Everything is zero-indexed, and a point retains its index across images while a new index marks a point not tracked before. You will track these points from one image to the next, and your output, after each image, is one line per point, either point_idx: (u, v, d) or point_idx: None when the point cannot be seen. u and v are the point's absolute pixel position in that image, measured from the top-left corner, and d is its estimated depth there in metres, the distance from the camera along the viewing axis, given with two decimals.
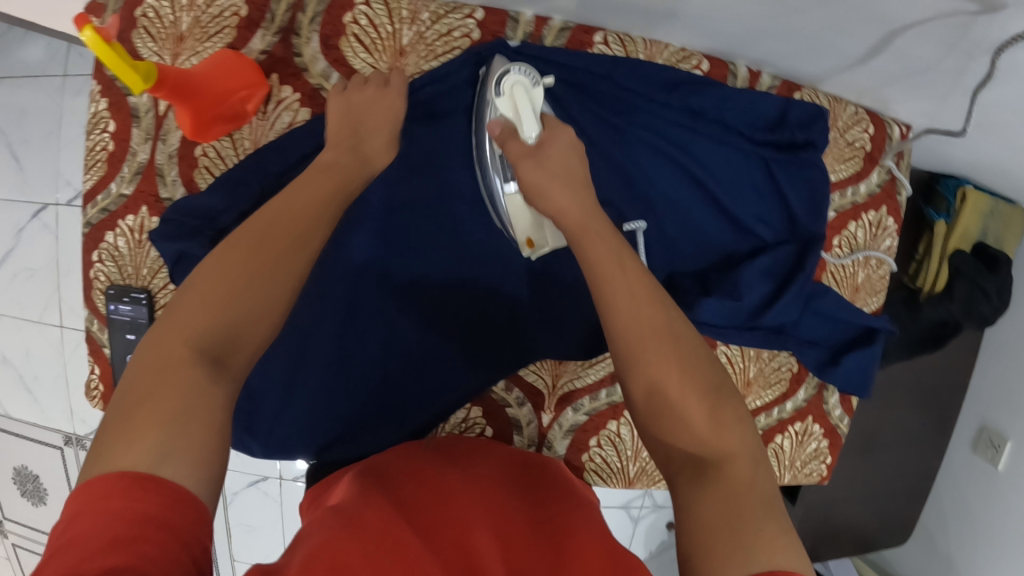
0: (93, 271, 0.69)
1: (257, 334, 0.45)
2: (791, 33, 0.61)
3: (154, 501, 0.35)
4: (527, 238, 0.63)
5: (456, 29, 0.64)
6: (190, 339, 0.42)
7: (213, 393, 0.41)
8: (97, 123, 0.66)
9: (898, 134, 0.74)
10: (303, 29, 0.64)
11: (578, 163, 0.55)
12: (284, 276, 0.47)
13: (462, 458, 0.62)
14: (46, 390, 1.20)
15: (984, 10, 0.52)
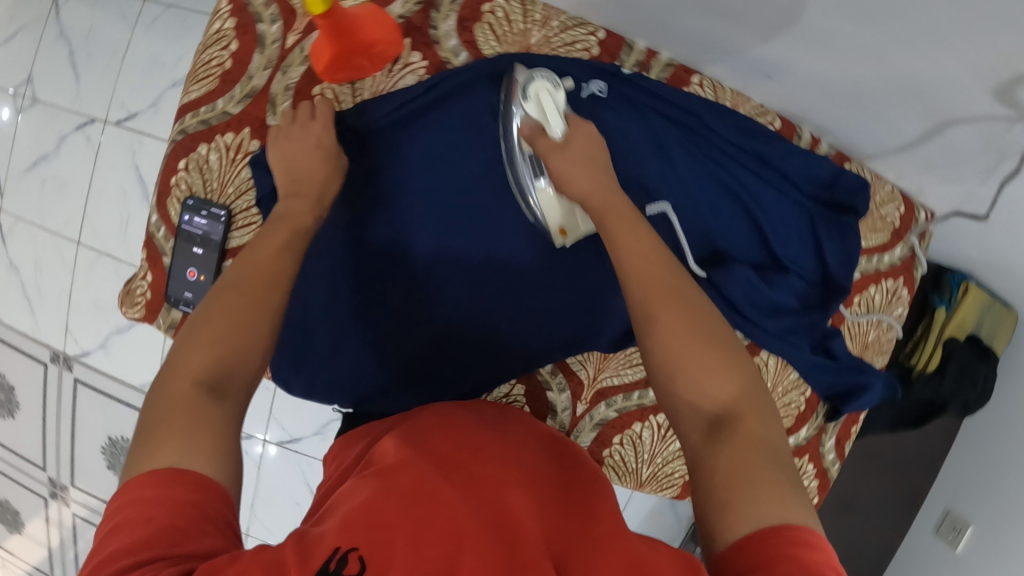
0: (176, 178, 0.70)
1: (250, 360, 0.52)
2: (855, 108, 0.68)
3: (181, 486, 0.43)
4: (561, 228, 0.66)
5: (580, 41, 0.69)
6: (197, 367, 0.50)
7: (215, 409, 0.48)
8: (219, 40, 0.70)
9: (923, 218, 0.80)
10: (443, 7, 0.70)
11: (599, 153, 0.60)
12: (268, 302, 0.54)
13: (488, 417, 0.62)
14: (46, 303, 1.21)
15: (1018, 117, 0.61)
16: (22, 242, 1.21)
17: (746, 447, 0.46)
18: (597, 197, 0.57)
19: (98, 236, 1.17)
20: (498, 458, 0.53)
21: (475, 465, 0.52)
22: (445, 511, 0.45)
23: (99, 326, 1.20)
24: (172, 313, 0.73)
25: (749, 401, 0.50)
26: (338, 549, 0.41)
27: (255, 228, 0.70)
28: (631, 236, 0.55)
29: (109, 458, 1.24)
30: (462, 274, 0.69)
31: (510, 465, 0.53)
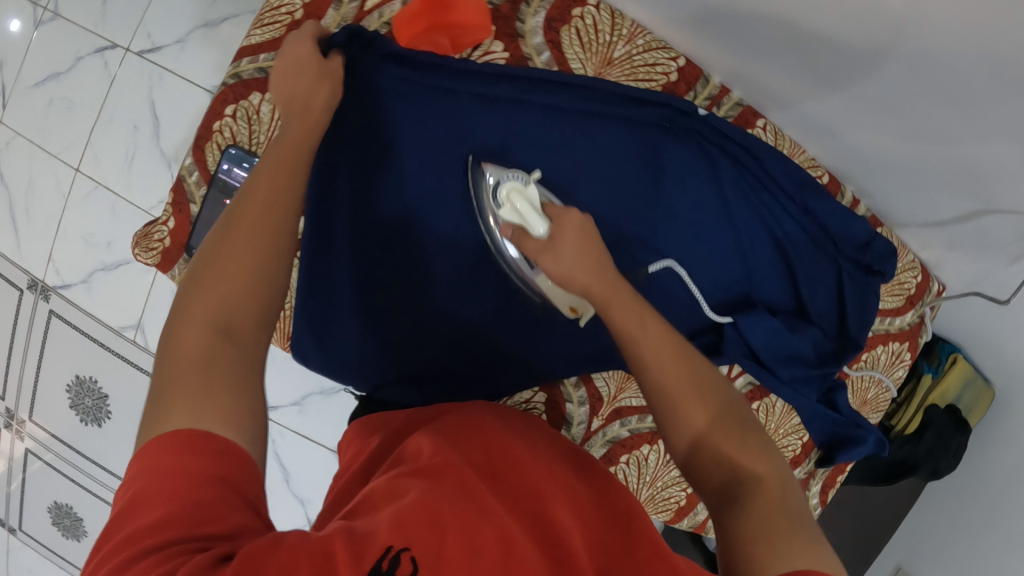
0: (220, 122, 0.67)
1: (252, 318, 0.51)
2: (902, 176, 0.71)
3: (209, 455, 0.43)
4: (572, 307, 0.66)
5: (659, 64, 0.69)
6: (204, 319, 0.49)
7: (224, 364, 0.47)
8: None
9: (935, 289, 0.83)
10: (533, 3, 0.68)
11: (591, 245, 0.59)
12: (274, 246, 0.54)
13: (520, 424, 0.63)
14: (34, 227, 1.15)
15: None
16: (16, 159, 1.15)
17: (762, 502, 0.47)
18: (599, 291, 0.56)
19: (100, 167, 1.12)
20: (536, 469, 0.54)
21: (515, 474, 0.52)
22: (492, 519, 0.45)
23: (86, 260, 1.15)
24: (189, 265, 0.69)
25: (755, 441, 0.52)
26: (391, 549, 0.40)
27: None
28: (628, 312, 0.55)
29: (73, 397, 1.21)
30: (499, 277, 0.70)
31: (546, 479, 0.54)
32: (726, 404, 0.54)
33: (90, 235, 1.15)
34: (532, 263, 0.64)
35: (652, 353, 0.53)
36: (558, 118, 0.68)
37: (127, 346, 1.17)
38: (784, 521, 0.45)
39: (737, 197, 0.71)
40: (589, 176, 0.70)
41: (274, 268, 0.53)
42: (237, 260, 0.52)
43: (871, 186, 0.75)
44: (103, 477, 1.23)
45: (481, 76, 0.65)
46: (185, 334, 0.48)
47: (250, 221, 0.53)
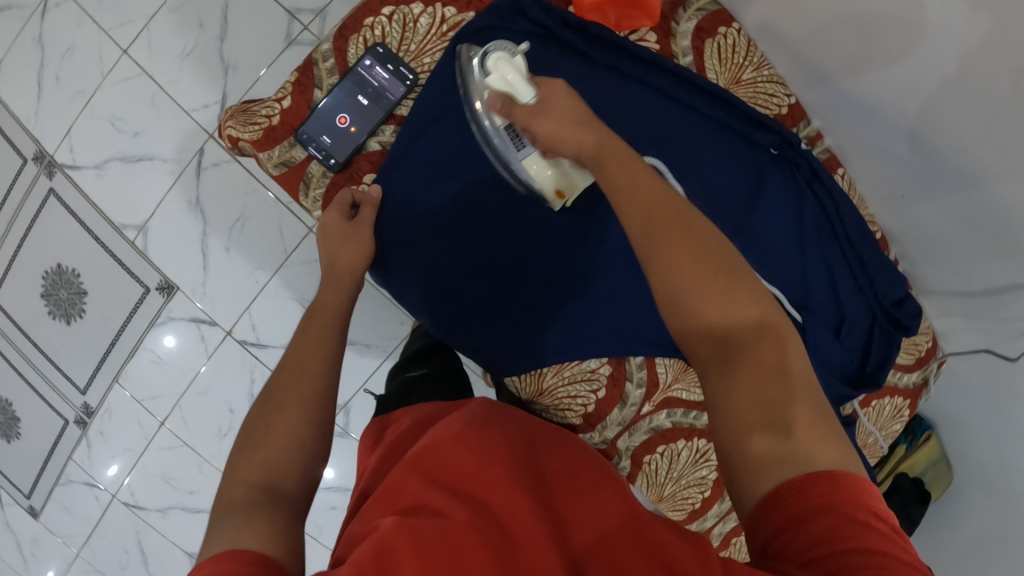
0: (373, 20, 0.69)
1: (294, 475, 0.53)
2: (947, 242, 0.77)
3: (238, 561, 0.42)
4: (557, 191, 0.66)
5: (777, 97, 0.76)
6: (249, 478, 0.52)
7: (270, 503, 0.50)
8: None
9: (937, 362, 0.88)
10: (689, 10, 0.75)
11: (580, 106, 0.57)
12: (296, 407, 0.56)
13: (505, 409, 0.63)
14: (59, 96, 1.08)
15: None
16: (59, 20, 1.07)
17: (752, 369, 0.48)
18: (593, 146, 0.55)
19: (151, 55, 1.06)
20: (504, 460, 0.53)
21: (487, 476, 0.52)
22: (459, 541, 0.46)
23: (105, 145, 1.08)
24: (294, 151, 0.70)
25: (744, 289, 0.51)
26: None
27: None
28: (621, 167, 0.54)
29: (48, 286, 1.12)
30: (574, 243, 0.70)
31: (522, 468, 0.53)
32: (716, 249, 0.51)
33: (118, 119, 1.08)
34: (520, 140, 0.63)
35: (632, 206, 0.52)
36: (679, 115, 0.72)
37: (123, 246, 1.10)
38: (778, 392, 0.47)
39: (815, 224, 0.76)
40: (687, 171, 0.73)
41: (307, 421, 0.56)
42: (278, 436, 0.54)
43: (913, 248, 0.82)
44: (56, 379, 1.15)
45: (636, 60, 0.70)
46: (230, 493, 0.50)
47: (291, 403, 0.56)
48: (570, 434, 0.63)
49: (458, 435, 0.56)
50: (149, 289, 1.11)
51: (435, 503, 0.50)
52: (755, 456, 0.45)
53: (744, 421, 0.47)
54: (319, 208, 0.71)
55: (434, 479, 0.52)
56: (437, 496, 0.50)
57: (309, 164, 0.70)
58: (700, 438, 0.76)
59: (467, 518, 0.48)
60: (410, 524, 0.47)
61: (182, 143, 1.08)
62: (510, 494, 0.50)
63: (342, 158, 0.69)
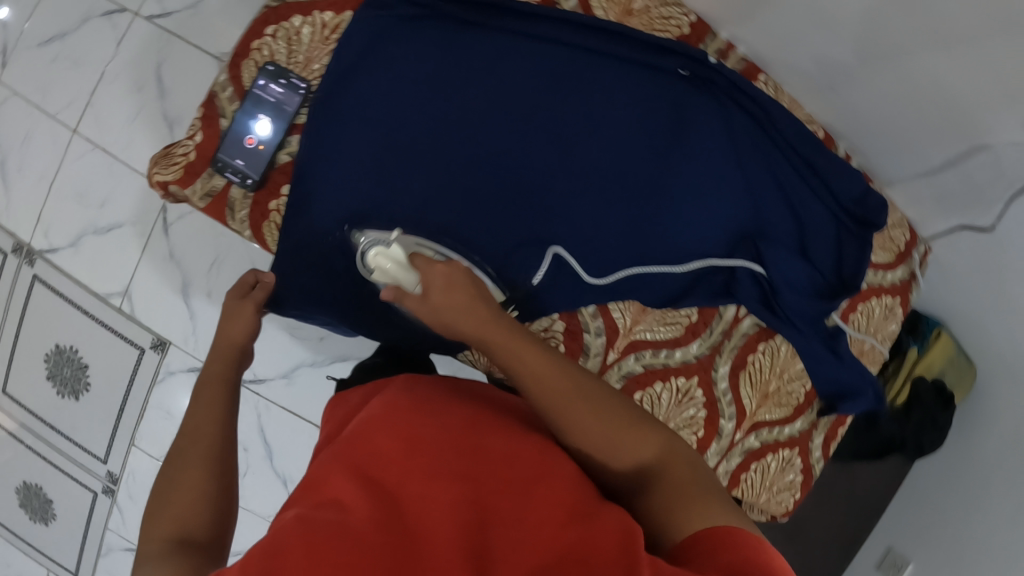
0: (259, 42, 0.72)
1: (206, 525, 0.54)
2: (892, 125, 0.73)
3: None
4: None
5: (674, 18, 0.72)
6: (163, 534, 0.52)
7: (185, 551, 0.50)
8: None
9: (920, 252, 0.84)
10: None
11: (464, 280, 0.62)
12: (198, 464, 0.58)
13: (454, 388, 0.62)
14: (24, 186, 1.13)
15: None
16: (11, 115, 1.13)
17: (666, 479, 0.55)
18: (476, 323, 0.60)
19: (99, 128, 1.10)
20: (436, 450, 0.51)
21: (410, 467, 0.50)
22: (364, 537, 0.44)
23: (77, 223, 1.12)
24: (214, 179, 0.71)
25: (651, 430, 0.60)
26: None
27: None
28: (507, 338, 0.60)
29: (51, 367, 1.16)
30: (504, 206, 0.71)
31: (453, 455, 0.51)
32: (620, 403, 0.61)
33: (82, 194, 1.12)
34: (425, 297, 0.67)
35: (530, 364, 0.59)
36: (580, 59, 0.69)
37: (111, 314, 1.14)
38: (691, 490, 0.54)
39: (749, 138, 0.72)
40: (601, 106, 0.70)
41: (211, 475, 0.57)
42: (186, 493, 0.55)
43: (861, 140, 0.77)
44: (77, 454, 1.19)
45: (522, 15, 0.69)
46: (146, 550, 0.51)
47: (195, 462, 0.58)
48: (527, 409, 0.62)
49: (390, 421, 0.54)
50: (145, 350, 1.14)
51: (353, 496, 0.48)
52: (673, 519, 0.52)
53: (663, 510, 0.53)
54: (248, 228, 0.73)
55: (358, 468, 0.51)
56: (352, 484, 0.49)
57: (229, 190, 0.71)
58: (677, 377, 0.75)
59: (384, 519, 0.46)
60: (316, 521, 0.45)
61: (145, 204, 1.11)
62: (434, 494, 0.48)
63: (259, 175, 0.70)
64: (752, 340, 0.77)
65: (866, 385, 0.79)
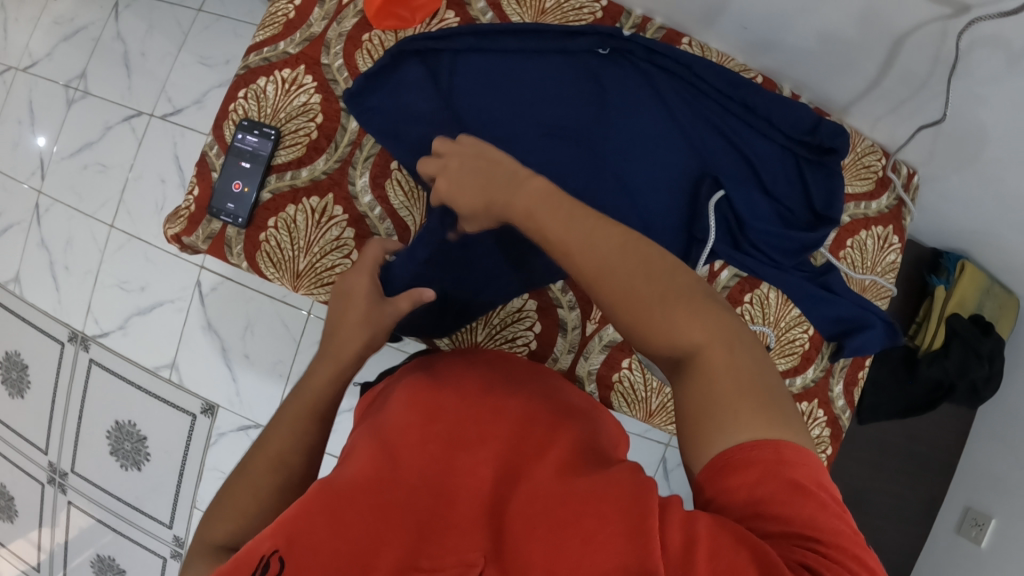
0: (234, 104, 0.77)
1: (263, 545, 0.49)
2: (824, 46, 0.74)
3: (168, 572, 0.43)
4: None
5: (585, 6, 0.77)
6: (221, 540, 0.48)
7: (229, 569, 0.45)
8: None
9: (906, 173, 0.87)
10: None
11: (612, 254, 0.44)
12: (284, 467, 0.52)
13: (466, 356, 0.64)
14: (72, 280, 1.25)
15: (953, 14, 0.63)
16: (55, 221, 1.27)
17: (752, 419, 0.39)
18: (629, 294, 0.43)
19: (132, 220, 1.23)
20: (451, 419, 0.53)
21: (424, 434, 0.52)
22: (381, 489, 0.45)
23: (122, 307, 1.23)
24: (212, 223, 0.76)
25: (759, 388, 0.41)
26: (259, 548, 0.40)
27: (300, 148, 0.76)
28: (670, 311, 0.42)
29: (113, 443, 1.24)
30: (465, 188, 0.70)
31: (467, 425, 0.52)
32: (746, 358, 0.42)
33: (124, 280, 1.23)
34: None
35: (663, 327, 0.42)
36: (497, 61, 0.73)
37: (162, 385, 1.22)
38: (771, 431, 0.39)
39: (676, 88, 0.74)
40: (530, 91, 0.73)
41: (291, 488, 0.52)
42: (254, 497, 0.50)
43: (793, 71, 0.81)
44: (145, 526, 1.24)
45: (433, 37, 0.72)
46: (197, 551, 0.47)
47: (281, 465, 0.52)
48: (547, 375, 0.63)
49: (407, 399, 0.56)
50: (195, 414, 1.21)
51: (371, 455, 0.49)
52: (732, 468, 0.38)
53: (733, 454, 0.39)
54: (245, 260, 0.76)
55: (377, 436, 0.52)
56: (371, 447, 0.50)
57: (226, 230, 0.76)
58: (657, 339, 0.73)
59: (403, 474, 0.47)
60: (335, 478, 0.46)
61: (180, 281, 1.22)
62: (449, 456, 0.49)
63: (246, 215, 0.74)
64: (736, 292, 0.78)
65: (878, 319, 0.75)
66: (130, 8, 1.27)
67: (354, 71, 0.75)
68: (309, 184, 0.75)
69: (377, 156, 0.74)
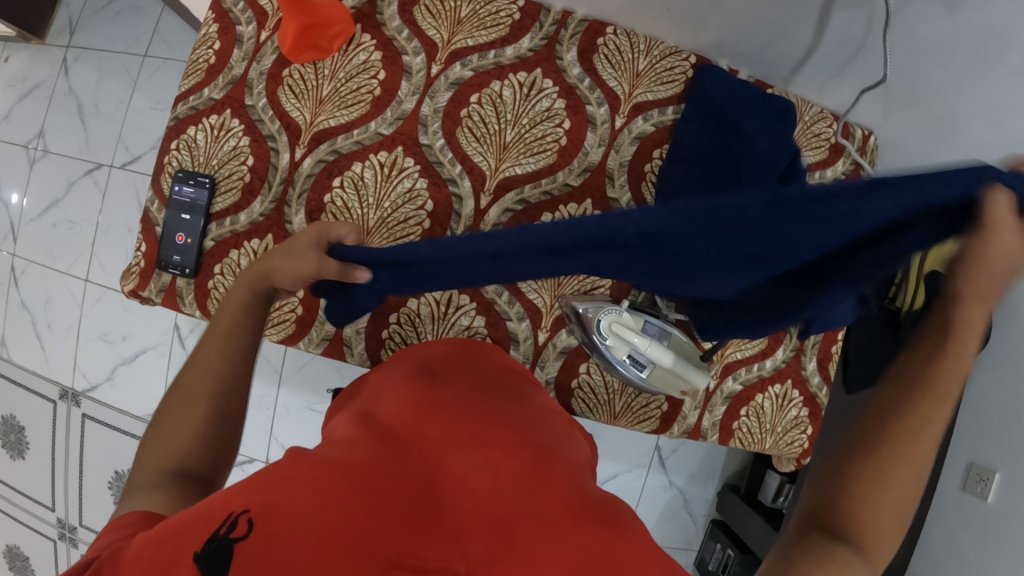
0: (168, 157, 0.76)
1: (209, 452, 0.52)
2: (757, 18, 0.72)
3: (131, 514, 0.43)
4: (681, 391, 0.70)
5: (502, 10, 0.76)
6: (156, 463, 0.50)
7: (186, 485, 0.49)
8: (205, 41, 0.78)
9: (859, 135, 0.83)
10: None
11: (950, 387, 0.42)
12: (216, 385, 0.55)
13: (462, 360, 0.63)
14: (55, 338, 1.26)
15: None
16: (32, 281, 1.28)
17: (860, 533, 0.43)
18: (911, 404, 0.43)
19: (106, 272, 1.23)
20: (445, 413, 0.53)
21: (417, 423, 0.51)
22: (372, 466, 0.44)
23: (106, 359, 1.24)
24: (162, 277, 0.76)
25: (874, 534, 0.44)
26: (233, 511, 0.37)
27: (238, 192, 0.76)
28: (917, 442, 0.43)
29: (116, 492, 1.25)
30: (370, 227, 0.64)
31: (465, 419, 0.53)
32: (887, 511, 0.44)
33: (107, 332, 1.24)
34: (643, 363, 0.68)
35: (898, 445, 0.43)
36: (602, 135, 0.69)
37: None
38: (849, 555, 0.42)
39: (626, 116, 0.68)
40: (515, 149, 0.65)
41: (226, 399, 0.55)
42: (189, 419, 0.53)
43: (729, 49, 0.79)
44: None
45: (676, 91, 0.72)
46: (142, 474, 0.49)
47: (204, 386, 0.54)
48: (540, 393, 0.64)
49: (398, 394, 0.56)
50: None
51: (360, 438, 0.48)
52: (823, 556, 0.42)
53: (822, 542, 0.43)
54: (197, 308, 0.76)
55: (366, 423, 0.52)
56: (362, 432, 0.50)
57: (176, 283, 0.76)
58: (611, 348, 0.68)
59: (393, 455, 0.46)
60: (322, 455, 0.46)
61: (160, 326, 1.22)
62: (442, 445, 0.49)
63: (193, 264, 0.74)
64: None
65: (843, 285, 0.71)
66: (78, 62, 1.27)
67: (278, 109, 0.76)
68: (250, 227, 0.75)
69: (310, 192, 0.75)
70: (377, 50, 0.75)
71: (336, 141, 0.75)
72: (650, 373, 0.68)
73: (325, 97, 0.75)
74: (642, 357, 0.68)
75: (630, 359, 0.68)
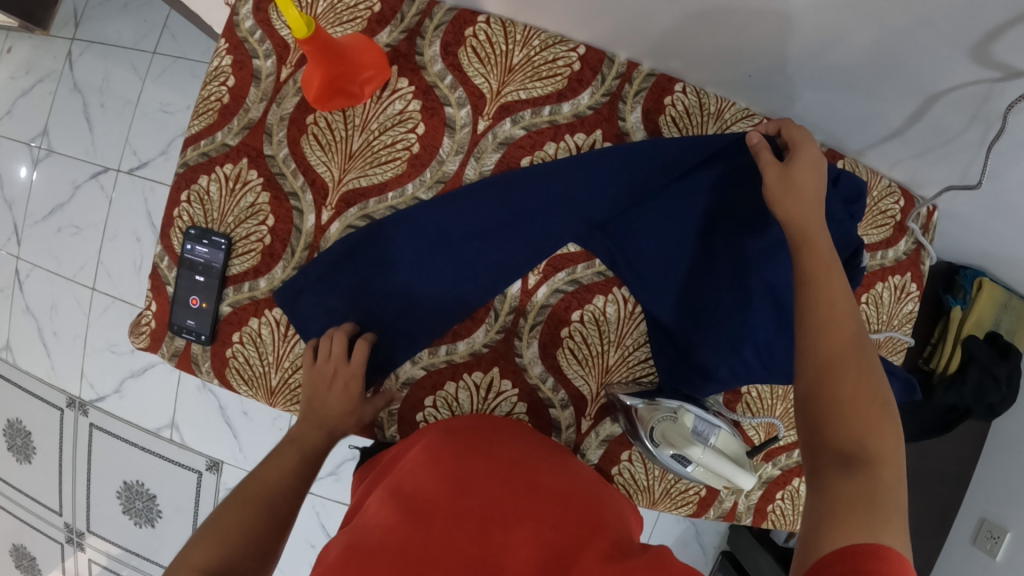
0: (178, 210, 0.72)
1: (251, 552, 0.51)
2: (839, 95, 0.65)
3: None
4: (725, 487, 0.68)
5: (560, 58, 0.70)
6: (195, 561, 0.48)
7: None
8: (217, 77, 0.72)
9: (925, 212, 0.76)
10: (428, 34, 0.70)
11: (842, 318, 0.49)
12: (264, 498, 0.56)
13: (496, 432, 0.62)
14: (62, 347, 1.23)
15: (1004, 77, 0.53)
16: (37, 287, 1.23)
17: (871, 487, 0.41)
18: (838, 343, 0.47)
19: (113, 281, 1.19)
20: (477, 490, 0.51)
21: (448, 502, 0.50)
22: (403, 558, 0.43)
23: (113, 370, 1.21)
24: (175, 341, 0.72)
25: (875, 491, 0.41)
26: None
27: (256, 254, 0.71)
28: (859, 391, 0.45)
29: (125, 502, 1.24)
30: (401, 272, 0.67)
31: (498, 496, 0.51)
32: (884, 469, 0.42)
33: (115, 344, 1.20)
34: (686, 462, 0.65)
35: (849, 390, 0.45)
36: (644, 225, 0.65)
37: (163, 445, 1.21)
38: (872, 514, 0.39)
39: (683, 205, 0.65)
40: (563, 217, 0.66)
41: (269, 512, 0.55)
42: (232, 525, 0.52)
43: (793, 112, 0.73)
44: None
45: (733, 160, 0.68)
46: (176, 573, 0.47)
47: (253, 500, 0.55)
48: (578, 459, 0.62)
49: (427, 464, 0.54)
50: (201, 472, 1.20)
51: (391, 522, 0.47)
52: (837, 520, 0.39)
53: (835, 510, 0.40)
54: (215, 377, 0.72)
55: (396, 496, 0.50)
56: (391, 511, 0.49)
57: (191, 348, 0.72)
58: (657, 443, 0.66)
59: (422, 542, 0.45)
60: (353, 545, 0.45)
61: None
62: (477, 526, 0.47)
63: (209, 331, 0.70)
64: None
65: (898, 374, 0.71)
66: (83, 57, 1.20)
67: (302, 162, 0.70)
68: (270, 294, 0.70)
69: None
70: (414, 98, 0.70)
71: (367, 204, 0.69)
72: (693, 469, 0.66)
73: (355, 151, 0.70)
74: (686, 457, 0.65)
75: (674, 456, 0.66)
